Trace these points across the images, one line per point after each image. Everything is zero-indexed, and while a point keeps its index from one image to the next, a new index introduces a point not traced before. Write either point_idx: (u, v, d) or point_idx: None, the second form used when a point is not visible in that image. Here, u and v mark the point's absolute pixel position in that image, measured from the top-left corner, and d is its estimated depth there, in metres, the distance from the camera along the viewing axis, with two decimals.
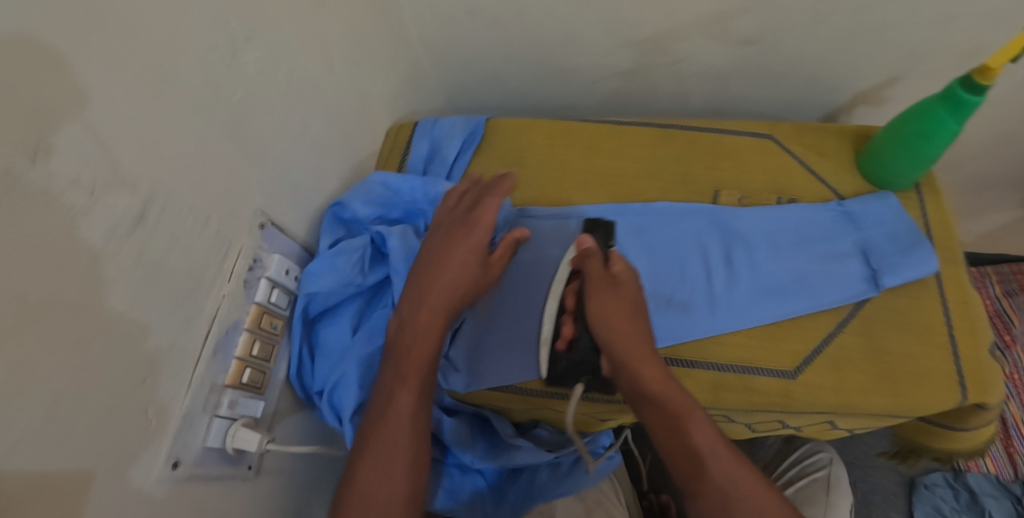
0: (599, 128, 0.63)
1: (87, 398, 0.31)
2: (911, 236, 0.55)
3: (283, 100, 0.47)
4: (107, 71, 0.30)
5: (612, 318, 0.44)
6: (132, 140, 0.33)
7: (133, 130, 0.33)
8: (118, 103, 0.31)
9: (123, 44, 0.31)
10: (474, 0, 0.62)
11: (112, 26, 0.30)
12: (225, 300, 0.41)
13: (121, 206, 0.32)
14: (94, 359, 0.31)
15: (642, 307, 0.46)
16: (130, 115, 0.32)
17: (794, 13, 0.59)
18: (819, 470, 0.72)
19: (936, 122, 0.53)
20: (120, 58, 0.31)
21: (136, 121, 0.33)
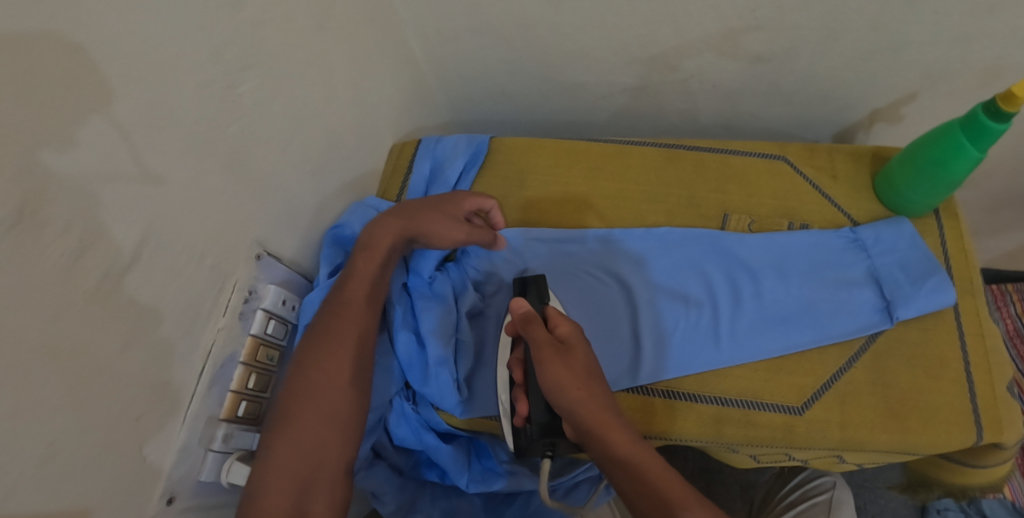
0: (604, 148, 0.61)
1: (83, 439, 0.31)
2: (924, 265, 0.54)
3: (282, 127, 0.46)
4: (99, 113, 0.30)
5: (568, 388, 0.40)
6: (125, 178, 0.32)
7: (127, 169, 0.32)
8: (111, 144, 0.31)
9: (115, 86, 0.31)
10: (477, 17, 0.61)
11: (103, 68, 0.30)
12: (222, 333, 0.41)
13: (114, 247, 0.32)
14: (88, 401, 0.31)
15: (593, 372, 0.43)
16: (123, 155, 0.32)
17: (807, 31, 0.57)
18: (821, 494, 0.70)
19: (956, 149, 0.51)
20: (112, 99, 0.31)
21: (131, 160, 0.33)
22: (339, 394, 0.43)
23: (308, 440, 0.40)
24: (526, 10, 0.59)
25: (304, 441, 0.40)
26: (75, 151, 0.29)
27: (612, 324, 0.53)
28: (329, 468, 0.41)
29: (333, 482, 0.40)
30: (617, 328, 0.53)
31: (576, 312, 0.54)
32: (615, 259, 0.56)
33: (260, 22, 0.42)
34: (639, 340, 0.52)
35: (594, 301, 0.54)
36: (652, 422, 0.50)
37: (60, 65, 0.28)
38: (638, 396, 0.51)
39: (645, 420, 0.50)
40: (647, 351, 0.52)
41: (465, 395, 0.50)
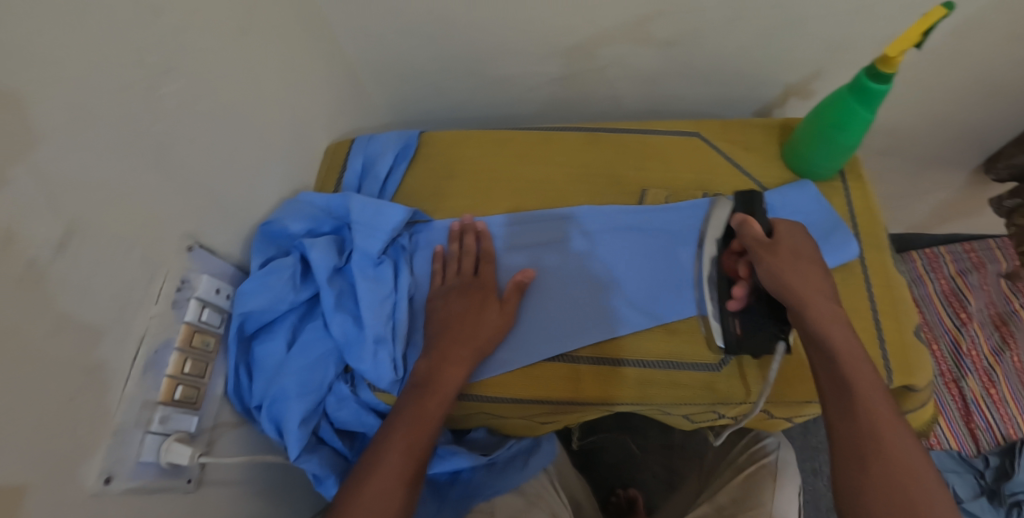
0: (529, 136, 0.65)
1: (20, 415, 0.33)
2: (829, 222, 0.58)
3: (209, 129, 0.49)
4: (12, 165, 0.32)
5: (785, 271, 0.47)
6: (50, 171, 0.35)
7: (51, 163, 0.35)
8: (34, 156, 0.34)
9: (36, 86, 0.33)
10: (403, 18, 0.64)
11: (24, 75, 0.33)
12: (154, 321, 0.44)
13: (42, 236, 0.34)
14: (22, 378, 0.33)
15: (813, 255, 0.49)
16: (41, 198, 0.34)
17: (710, 14, 0.61)
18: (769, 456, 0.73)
19: (851, 112, 0.54)
20: (33, 99, 0.33)
21: (55, 154, 0.35)
22: (397, 471, 0.46)
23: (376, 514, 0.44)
24: (448, 9, 0.62)
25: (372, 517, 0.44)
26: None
27: (541, 297, 0.56)
28: None
29: None
30: (548, 300, 0.55)
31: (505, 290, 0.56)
32: (545, 238, 0.58)
33: (180, 28, 0.45)
34: (569, 309, 0.55)
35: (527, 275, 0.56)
36: (579, 388, 0.52)
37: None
38: (564, 364, 0.53)
39: (572, 387, 0.52)
40: (577, 318, 0.54)
41: (401, 374, 0.52)
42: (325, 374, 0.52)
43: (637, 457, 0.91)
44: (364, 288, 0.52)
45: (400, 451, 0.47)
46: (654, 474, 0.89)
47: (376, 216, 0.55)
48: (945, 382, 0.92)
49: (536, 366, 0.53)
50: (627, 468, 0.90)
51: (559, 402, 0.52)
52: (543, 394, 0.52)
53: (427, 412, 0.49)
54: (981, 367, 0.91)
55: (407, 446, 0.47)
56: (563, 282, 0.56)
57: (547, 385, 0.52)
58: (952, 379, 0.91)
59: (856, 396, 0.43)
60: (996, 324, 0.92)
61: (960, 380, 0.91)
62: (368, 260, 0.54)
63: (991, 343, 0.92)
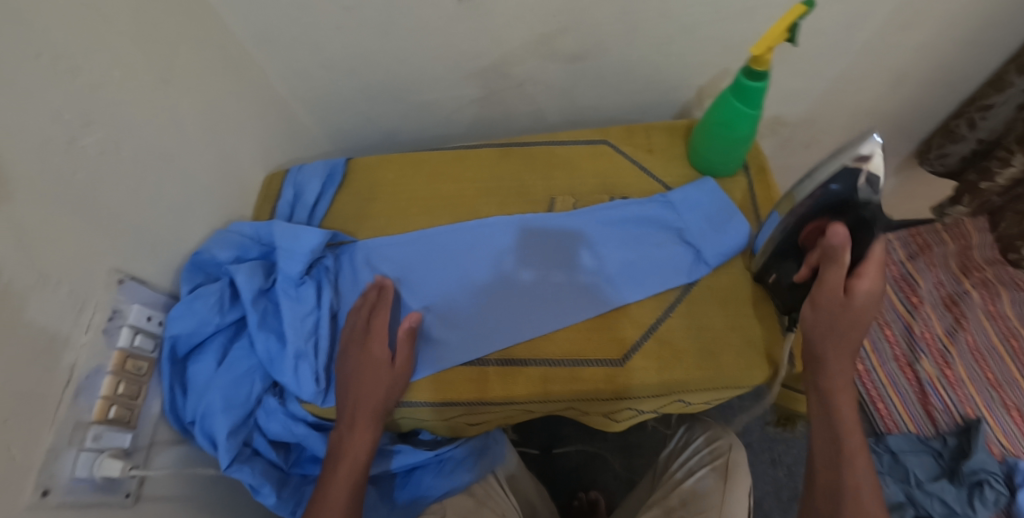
0: (444, 155, 0.69)
1: None
2: (725, 214, 0.61)
3: (132, 171, 0.54)
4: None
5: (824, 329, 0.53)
6: None
7: None
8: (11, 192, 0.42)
9: None
10: (324, 55, 0.69)
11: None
12: (85, 350, 0.48)
13: None
14: None
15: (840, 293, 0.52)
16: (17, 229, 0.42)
17: (606, 28, 0.65)
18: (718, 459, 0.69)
19: (737, 111, 0.58)
20: None
21: None
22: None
23: None
24: (363, 43, 0.67)
25: None
26: None
27: (457, 306, 0.59)
28: None
29: None
30: (463, 308, 0.58)
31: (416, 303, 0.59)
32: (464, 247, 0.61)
33: (99, 84, 0.50)
34: (481, 316, 0.58)
35: (445, 283, 0.60)
36: (486, 389, 0.55)
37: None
38: (474, 367, 0.56)
39: (479, 388, 0.55)
40: (489, 323, 0.57)
41: (323, 386, 0.56)
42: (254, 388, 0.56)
43: (597, 460, 0.92)
44: (286, 309, 0.56)
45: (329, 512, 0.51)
46: (614, 474, 0.91)
47: (296, 239, 0.59)
48: (901, 367, 0.91)
49: (448, 370, 0.56)
50: (587, 471, 0.92)
51: (471, 404, 0.55)
52: (453, 397, 0.55)
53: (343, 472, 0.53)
54: (936, 348, 0.91)
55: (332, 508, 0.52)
56: (477, 289, 0.59)
57: (457, 388, 0.55)
58: (907, 363, 0.91)
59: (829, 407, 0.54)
60: (947, 306, 0.94)
61: (916, 364, 0.91)
62: (289, 280, 0.58)
63: (944, 324, 0.93)
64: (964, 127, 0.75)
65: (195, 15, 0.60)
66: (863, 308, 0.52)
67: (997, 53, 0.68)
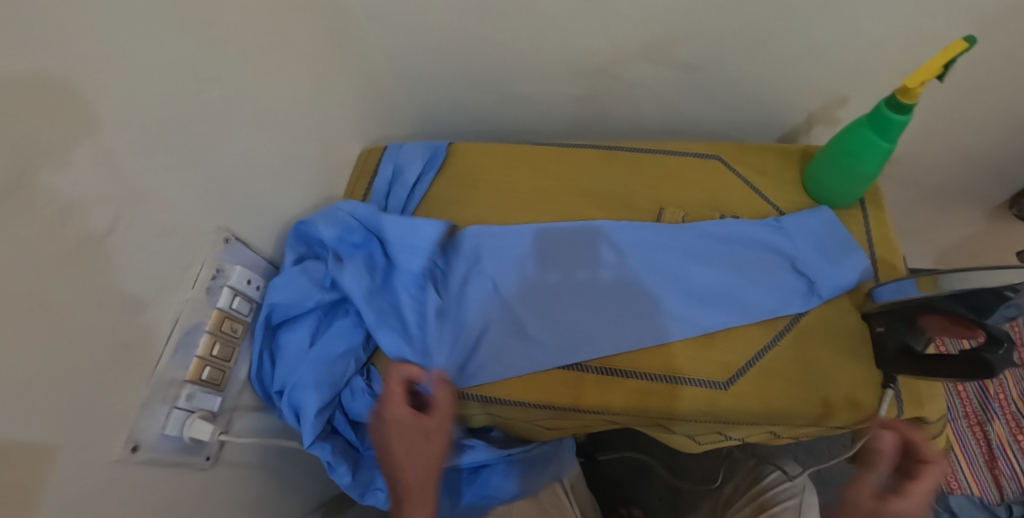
0: (547, 151, 0.67)
1: (56, 387, 0.36)
2: (844, 246, 0.58)
3: (249, 129, 0.53)
4: (75, 144, 0.36)
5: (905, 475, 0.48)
6: (95, 168, 0.38)
7: (96, 159, 0.37)
8: (97, 135, 0.38)
9: (77, 79, 0.35)
10: (432, 36, 0.68)
11: (77, 65, 0.35)
12: (187, 305, 0.47)
13: (91, 223, 0.38)
14: (63, 344, 0.36)
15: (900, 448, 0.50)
16: (106, 177, 0.38)
17: (728, 40, 0.63)
18: (791, 497, 0.66)
19: (870, 142, 0.55)
20: (77, 96, 0.36)
21: (96, 149, 0.37)
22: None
23: None
24: (474, 28, 0.66)
25: None
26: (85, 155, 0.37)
27: (561, 312, 0.56)
28: None
29: None
30: (567, 314, 0.56)
31: (528, 312, 0.56)
32: (570, 248, 0.59)
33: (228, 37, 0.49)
34: (583, 325, 0.55)
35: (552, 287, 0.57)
36: (583, 396, 0.53)
37: (101, 62, 0.37)
38: (573, 373, 0.54)
39: (575, 394, 0.53)
40: (592, 336, 0.55)
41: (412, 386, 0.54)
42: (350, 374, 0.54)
43: (644, 478, 0.89)
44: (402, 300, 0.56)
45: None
46: (658, 495, 0.88)
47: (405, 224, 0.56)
48: (970, 425, 0.90)
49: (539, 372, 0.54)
50: (633, 487, 0.89)
51: (562, 409, 0.53)
52: (548, 400, 0.53)
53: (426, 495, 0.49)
54: (1009, 411, 0.89)
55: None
56: (582, 295, 0.57)
57: (554, 392, 0.53)
58: (977, 423, 0.90)
59: None
60: None
61: (987, 424, 0.89)
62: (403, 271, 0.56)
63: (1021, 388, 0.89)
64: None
65: None
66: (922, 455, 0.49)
67: None
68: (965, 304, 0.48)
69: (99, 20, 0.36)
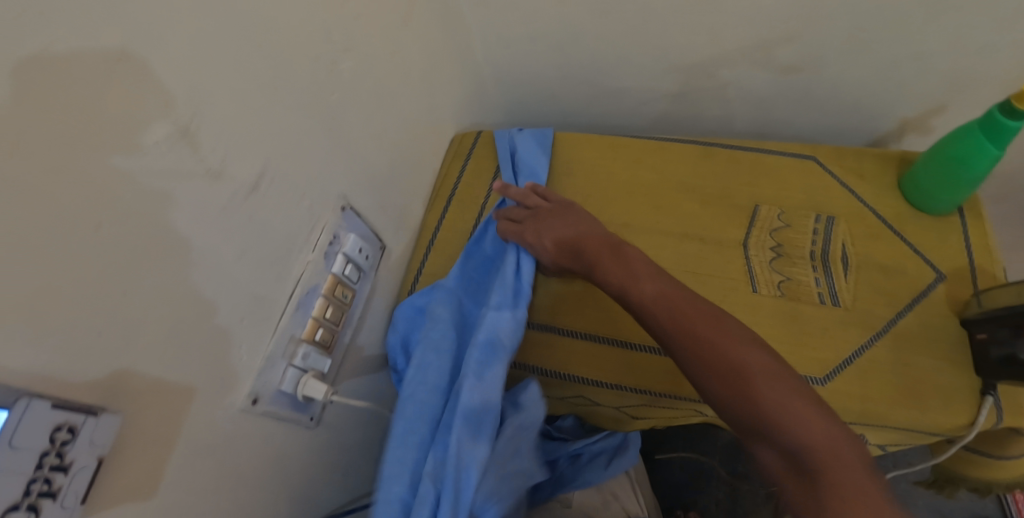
0: (645, 143, 0.66)
1: (201, 327, 0.38)
2: (938, 252, 0.59)
3: (367, 103, 0.54)
4: (221, 99, 0.37)
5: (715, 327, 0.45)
6: (249, 127, 0.39)
7: (249, 116, 0.39)
8: (254, 97, 0.40)
9: (244, 36, 0.37)
10: (533, 25, 0.69)
11: (218, 18, 0.35)
12: (309, 266, 0.48)
13: (241, 176, 0.39)
14: (211, 289, 0.38)
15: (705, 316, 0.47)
16: (188, 162, 0.34)
17: (833, 41, 0.63)
18: None
19: (980, 147, 0.55)
20: (242, 54, 0.38)
21: (251, 108, 0.39)
22: None
23: None
24: (576, 18, 0.67)
25: None
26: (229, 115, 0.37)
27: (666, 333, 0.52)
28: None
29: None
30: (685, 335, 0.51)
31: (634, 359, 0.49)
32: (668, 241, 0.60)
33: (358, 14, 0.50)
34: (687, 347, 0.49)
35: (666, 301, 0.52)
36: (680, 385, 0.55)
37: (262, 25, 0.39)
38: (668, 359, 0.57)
39: (672, 383, 0.55)
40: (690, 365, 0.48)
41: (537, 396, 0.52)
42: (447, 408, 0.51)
43: (700, 480, 0.89)
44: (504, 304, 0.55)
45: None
46: (717, 500, 0.87)
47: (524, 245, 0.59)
48: None
49: (643, 357, 0.57)
50: (690, 489, 0.88)
51: (662, 395, 0.56)
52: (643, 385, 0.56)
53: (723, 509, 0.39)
54: None
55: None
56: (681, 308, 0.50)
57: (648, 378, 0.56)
58: None
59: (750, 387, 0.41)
60: None
61: None
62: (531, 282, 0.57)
63: None
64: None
65: None
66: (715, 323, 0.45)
67: None
68: None
69: None
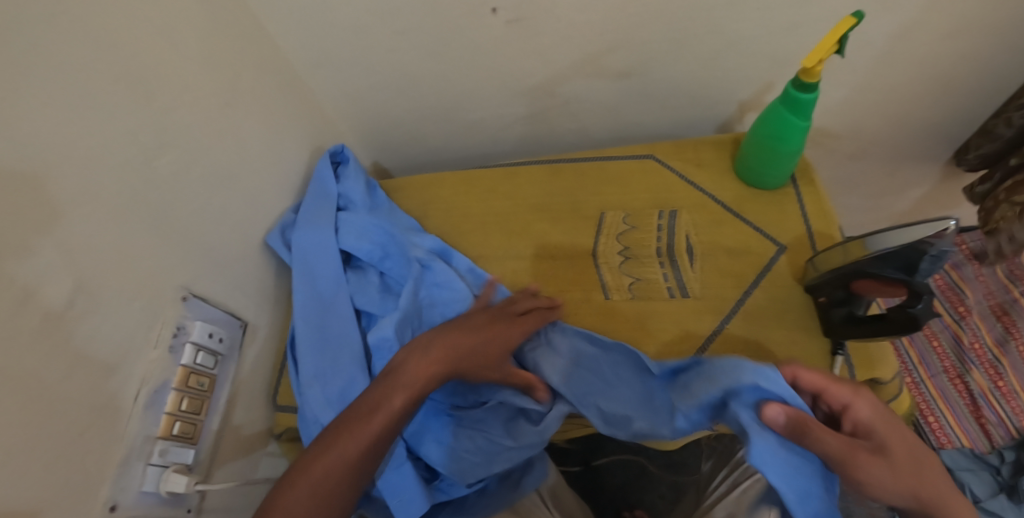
0: (497, 172, 0.69)
1: (36, 448, 0.38)
2: (776, 224, 0.62)
3: (198, 192, 0.54)
4: (32, 237, 0.37)
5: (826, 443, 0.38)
6: (57, 247, 0.39)
7: (57, 236, 0.39)
8: (59, 220, 0.40)
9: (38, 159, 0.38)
10: (375, 77, 0.71)
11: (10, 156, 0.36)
12: (153, 365, 0.48)
13: (53, 297, 0.39)
14: (41, 412, 0.38)
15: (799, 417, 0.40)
16: (57, 262, 0.39)
17: (653, 46, 0.66)
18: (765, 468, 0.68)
19: (788, 122, 0.58)
20: (40, 177, 0.38)
21: (62, 223, 0.40)
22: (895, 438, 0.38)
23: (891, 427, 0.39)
24: (414, 62, 0.69)
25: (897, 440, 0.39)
26: (47, 249, 0.38)
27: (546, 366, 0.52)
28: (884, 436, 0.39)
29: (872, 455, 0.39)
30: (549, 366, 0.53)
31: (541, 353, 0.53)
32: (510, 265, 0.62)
33: (169, 107, 0.50)
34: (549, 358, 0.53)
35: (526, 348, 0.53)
36: None
37: (55, 145, 0.39)
38: None
39: None
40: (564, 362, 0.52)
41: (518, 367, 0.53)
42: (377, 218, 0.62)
43: (643, 478, 0.91)
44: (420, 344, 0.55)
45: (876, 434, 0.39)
46: (660, 494, 0.89)
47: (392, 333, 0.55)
48: (951, 379, 0.92)
49: None
50: (632, 489, 0.90)
51: None
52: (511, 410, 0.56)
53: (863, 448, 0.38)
54: (987, 359, 0.91)
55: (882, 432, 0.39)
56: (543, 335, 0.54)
57: None
58: (957, 375, 0.91)
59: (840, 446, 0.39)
60: (998, 315, 0.93)
61: (966, 375, 0.91)
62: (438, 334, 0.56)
63: (994, 334, 0.92)
64: (1001, 126, 0.73)
65: (246, 31, 0.60)
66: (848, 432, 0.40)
67: None
68: (895, 265, 0.49)
69: (56, 107, 0.39)
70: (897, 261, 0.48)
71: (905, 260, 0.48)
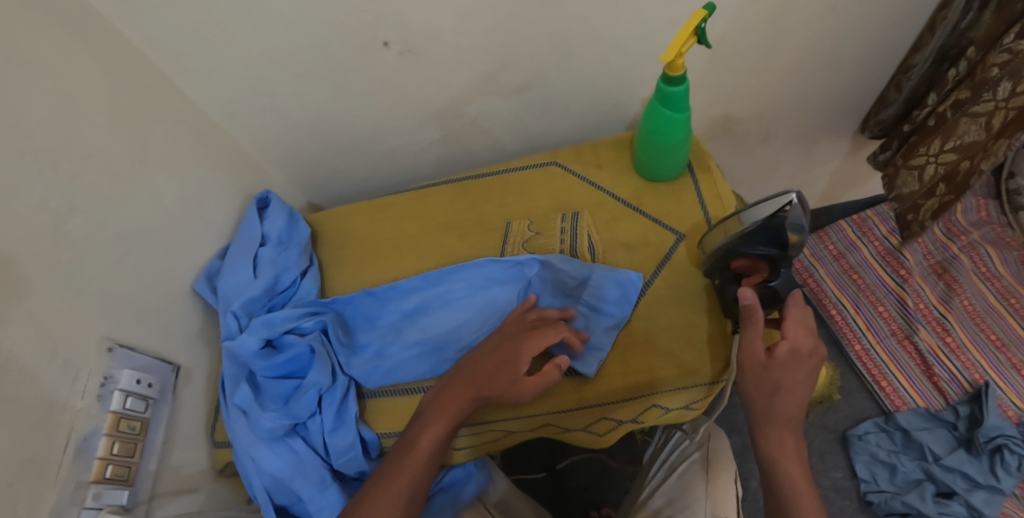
0: (408, 196, 0.73)
1: None
2: (672, 214, 0.65)
3: (113, 249, 0.57)
4: None
5: (757, 387, 0.49)
6: None
7: None
8: None
9: None
10: (291, 119, 0.76)
11: None
12: (80, 414, 0.51)
13: None
14: None
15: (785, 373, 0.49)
16: None
17: (544, 58, 0.70)
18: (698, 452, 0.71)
19: (665, 116, 0.60)
20: None
21: None
22: (788, 394, 0.49)
23: (781, 410, 0.49)
24: (324, 102, 0.73)
25: (773, 411, 0.49)
26: None
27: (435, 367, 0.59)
28: (786, 411, 0.49)
29: (792, 401, 0.49)
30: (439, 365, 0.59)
31: (430, 351, 0.59)
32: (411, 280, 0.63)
33: (79, 173, 0.53)
34: (429, 357, 0.59)
35: (423, 356, 0.59)
36: None
37: None
38: None
39: None
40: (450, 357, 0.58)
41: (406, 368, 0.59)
42: (297, 265, 0.67)
43: (607, 475, 0.92)
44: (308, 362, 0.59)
45: (785, 399, 0.49)
46: (624, 489, 0.91)
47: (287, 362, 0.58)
48: (899, 341, 0.94)
49: (422, 398, 0.59)
50: (597, 489, 0.92)
51: None
52: None
53: (788, 369, 0.49)
54: (933, 317, 0.93)
55: (790, 393, 0.49)
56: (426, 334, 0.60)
57: None
58: (905, 336, 0.93)
59: (777, 392, 0.48)
60: (938, 273, 0.97)
61: (914, 336, 0.92)
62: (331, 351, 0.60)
63: (937, 292, 0.95)
64: (893, 92, 0.80)
65: (155, 91, 0.64)
66: (786, 363, 0.49)
67: (920, 21, 0.70)
68: (762, 241, 0.51)
69: None
70: (765, 237, 0.51)
71: (772, 234, 0.51)
